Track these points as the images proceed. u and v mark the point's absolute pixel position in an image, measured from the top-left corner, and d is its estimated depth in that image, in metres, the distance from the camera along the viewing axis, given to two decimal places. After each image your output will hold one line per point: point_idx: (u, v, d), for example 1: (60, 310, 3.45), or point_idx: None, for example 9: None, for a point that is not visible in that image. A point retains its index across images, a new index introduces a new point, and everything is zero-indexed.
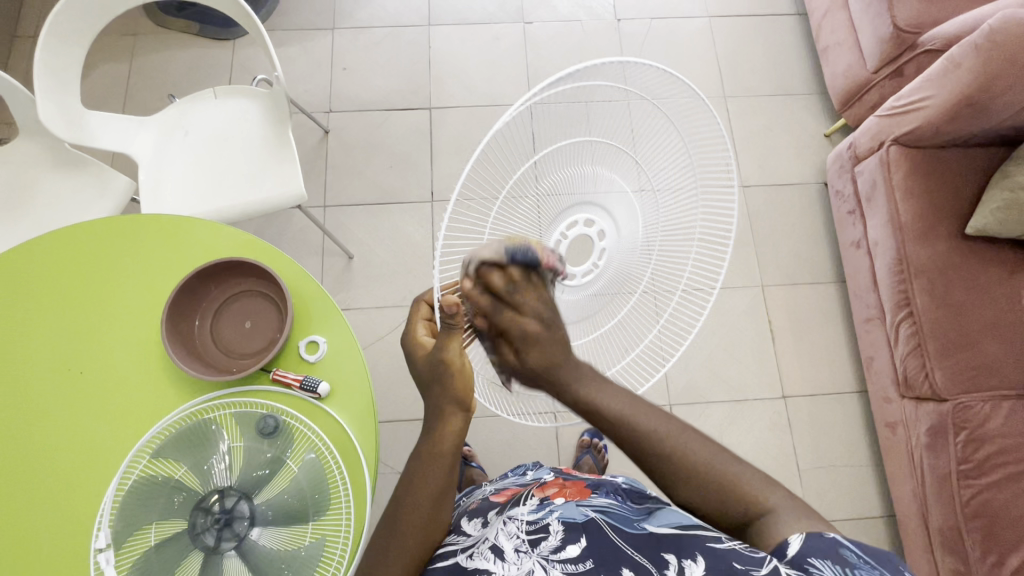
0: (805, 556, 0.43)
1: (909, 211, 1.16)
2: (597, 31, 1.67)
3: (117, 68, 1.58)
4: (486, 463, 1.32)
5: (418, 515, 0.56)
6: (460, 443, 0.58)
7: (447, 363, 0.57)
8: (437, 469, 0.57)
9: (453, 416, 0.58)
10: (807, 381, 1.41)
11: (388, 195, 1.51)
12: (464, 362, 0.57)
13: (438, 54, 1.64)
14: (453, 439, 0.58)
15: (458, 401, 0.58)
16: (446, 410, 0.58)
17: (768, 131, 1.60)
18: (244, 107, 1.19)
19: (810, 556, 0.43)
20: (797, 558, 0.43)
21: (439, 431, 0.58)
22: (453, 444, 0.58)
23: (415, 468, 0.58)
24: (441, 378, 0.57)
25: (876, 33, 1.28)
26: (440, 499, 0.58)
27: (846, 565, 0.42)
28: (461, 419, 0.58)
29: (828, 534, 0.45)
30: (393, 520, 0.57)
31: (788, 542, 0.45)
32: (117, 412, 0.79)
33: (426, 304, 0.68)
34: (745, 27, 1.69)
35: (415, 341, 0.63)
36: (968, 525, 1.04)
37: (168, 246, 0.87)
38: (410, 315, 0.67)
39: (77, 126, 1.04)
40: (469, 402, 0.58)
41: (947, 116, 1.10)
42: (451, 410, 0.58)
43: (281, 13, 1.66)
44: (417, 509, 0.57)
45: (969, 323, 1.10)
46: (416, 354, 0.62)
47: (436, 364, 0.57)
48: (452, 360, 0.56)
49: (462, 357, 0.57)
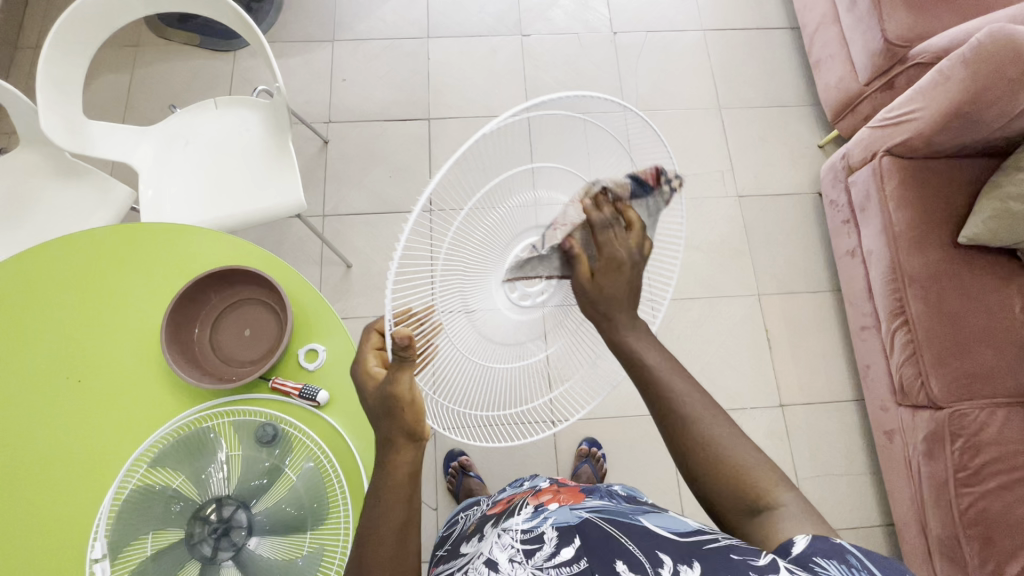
0: (809, 554, 0.44)
1: (903, 221, 1.17)
2: (594, 44, 1.69)
3: (118, 79, 1.59)
4: (484, 473, 1.32)
5: (396, 542, 0.55)
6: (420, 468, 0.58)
7: (396, 397, 0.55)
8: (399, 500, 0.55)
9: (407, 449, 0.56)
10: (804, 391, 1.42)
11: (387, 204, 1.52)
12: (415, 395, 0.56)
13: (437, 66, 1.66)
14: (408, 467, 0.56)
15: (410, 431, 0.56)
16: (398, 442, 0.56)
17: (764, 142, 1.62)
18: (244, 118, 1.20)
19: (814, 556, 0.44)
20: (802, 556, 0.45)
21: (393, 461, 0.56)
22: (408, 473, 0.56)
23: (372, 505, 0.56)
24: (389, 410, 0.56)
25: (867, 46, 1.30)
26: (403, 531, 0.55)
27: (852, 566, 0.43)
28: (414, 451, 0.57)
29: (833, 538, 0.46)
30: (363, 551, 0.55)
31: (794, 541, 0.46)
32: (115, 422, 0.79)
33: (378, 332, 0.63)
34: (740, 40, 1.72)
35: (366, 372, 0.59)
36: (967, 534, 1.04)
37: (168, 255, 0.87)
38: (360, 345, 0.62)
39: (79, 136, 1.05)
40: (421, 432, 0.57)
41: (938, 127, 1.12)
42: (404, 443, 0.56)
43: (281, 25, 1.68)
44: (385, 543, 0.55)
45: (963, 332, 1.11)
46: (366, 387, 0.59)
47: (385, 398, 0.56)
48: (401, 393, 0.55)
49: (413, 388, 0.56)
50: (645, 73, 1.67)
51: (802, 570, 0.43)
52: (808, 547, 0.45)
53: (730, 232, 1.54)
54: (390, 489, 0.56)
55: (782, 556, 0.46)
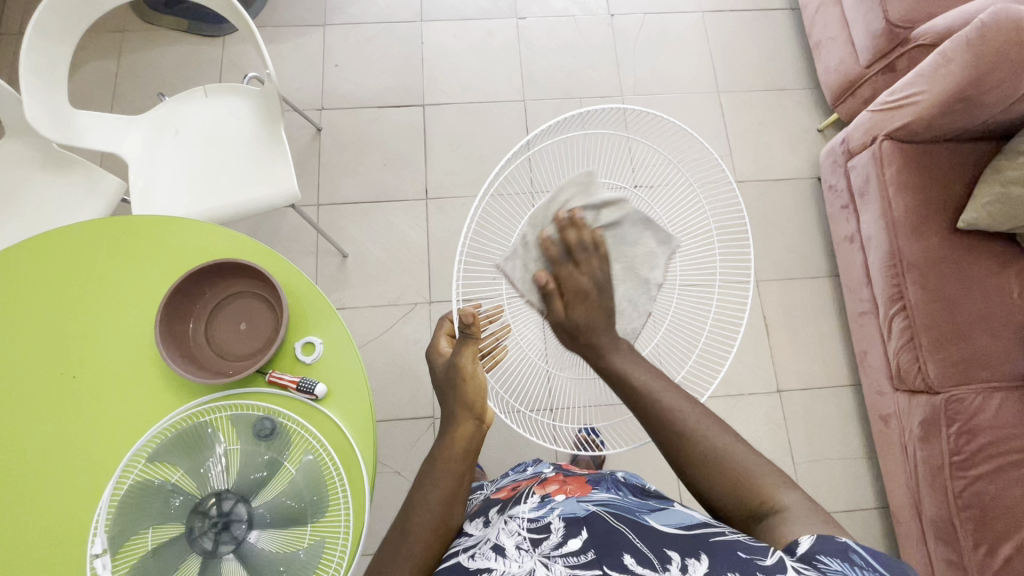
0: (814, 552, 0.47)
1: (902, 205, 1.17)
2: (591, 27, 1.66)
3: (105, 66, 1.55)
4: (484, 461, 1.32)
5: (426, 518, 0.59)
6: (474, 450, 0.65)
7: (461, 367, 0.67)
8: (450, 473, 0.62)
9: (467, 423, 0.65)
10: (802, 376, 1.42)
11: (383, 192, 1.51)
12: (475, 369, 0.67)
13: (431, 50, 1.62)
14: (465, 441, 0.64)
15: (472, 408, 0.66)
16: (461, 417, 0.65)
17: (762, 127, 1.60)
18: (236, 106, 1.18)
19: (818, 554, 0.46)
20: (806, 555, 0.47)
21: (455, 433, 0.65)
22: (464, 449, 0.64)
23: (428, 473, 0.63)
24: (452, 384, 0.67)
25: (868, 28, 1.28)
26: (451, 502, 0.61)
27: (855, 564, 0.45)
28: (473, 425, 0.65)
29: (840, 538, 0.48)
30: (407, 518, 0.60)
31: (800, 542, 0.49)
32: (112, 413, 0.78)
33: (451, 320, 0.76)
34: (739, 22, 1.69)
35: (437, 352, 0.72)
36: (960, 516, 1.05)
37: (158, 245, 0.86)
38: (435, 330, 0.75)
39: (64, 125, 1.02)
40: (484, 413, 0.66)
41: (939, 110, 1.10)
42: (466, 417, 0.65)
43: (271, 9, 1.65)
44: (429, 512, 0.60)
45: (960, 318, 1.11)
46: (435, 363, 0.72)
47: (451, 369, 0.68)
48: (464, 365, 0.67)
49: (474, 365, 0.68)
50: (643, 56, 1.65)
51: (805, 566, 0.45)
52: (813, 546, 0.47)
53: None
54: (445, 463, 0.63)
55: (788, 556, 0.48)
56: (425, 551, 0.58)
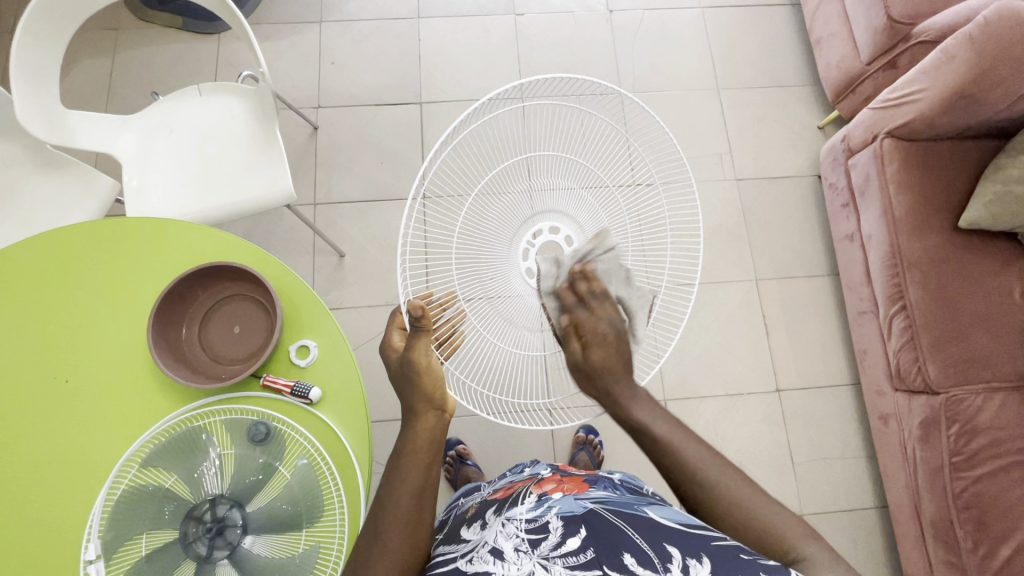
0: None
1: (903, 204, 1.15)
2: (590, 23, 1.65)
3: (100, 64, 1.54)
4: (481, 461, 1.32)
5: (400, 512, 0.58)
6: (438, 441, 0.64)
7: (414, 361, 0.67)
8: (417, 466, 0.61)
9: (427, 414, 0.64)
10: (802, 375, 1.42)
11: (380, 191, 1.50)
12: (429, 361, 0.68)
13: (429, 47, 1.61)
14: (429, 434, 0.63)
15: (430, 399, 0.65)
16: (419, 409, 0.65)
17: (763, 124, 1.59)
18: (230, 106, 1.17)
19: None
20: None
21: (418, 425, 0.64)
22: (428, 440, 0.63)
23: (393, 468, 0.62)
24: (408, 375, 0.67)
25: (870, 24, 1.26)
26: (421, 496, 0.59)
27: None
28: (433, 417, 0.65)
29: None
30: (379, 513, 0.58)
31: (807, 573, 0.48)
32: (103, 417, 0.78)
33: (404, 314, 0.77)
34: (740, 17, 1.67)
35: (390, 346, 0.72)
36: (960, 517, 1.04)
37: (152, 248, 0.85)
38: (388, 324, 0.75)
39: (57, 126, 1.01)
40: (442, 402, 0.66)
41: (941, 108, 1.09)
42: (425, 408, 0.65)
43: (266, 6, 1.63)
44: (400, 507, 0.58)
45: (961, 318, 1.10)
46: (389, 356, 0.71)
47: (405, 364, 0.67)
48: (417, 359, 0.67)
49: (429, 357, 0.68)
50: (642, 53, 1.63)
51: None
52: None
53: (728, 215, 1.52)
54: (409, 456, 0.61)
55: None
56: (404, 546, 0.57)
